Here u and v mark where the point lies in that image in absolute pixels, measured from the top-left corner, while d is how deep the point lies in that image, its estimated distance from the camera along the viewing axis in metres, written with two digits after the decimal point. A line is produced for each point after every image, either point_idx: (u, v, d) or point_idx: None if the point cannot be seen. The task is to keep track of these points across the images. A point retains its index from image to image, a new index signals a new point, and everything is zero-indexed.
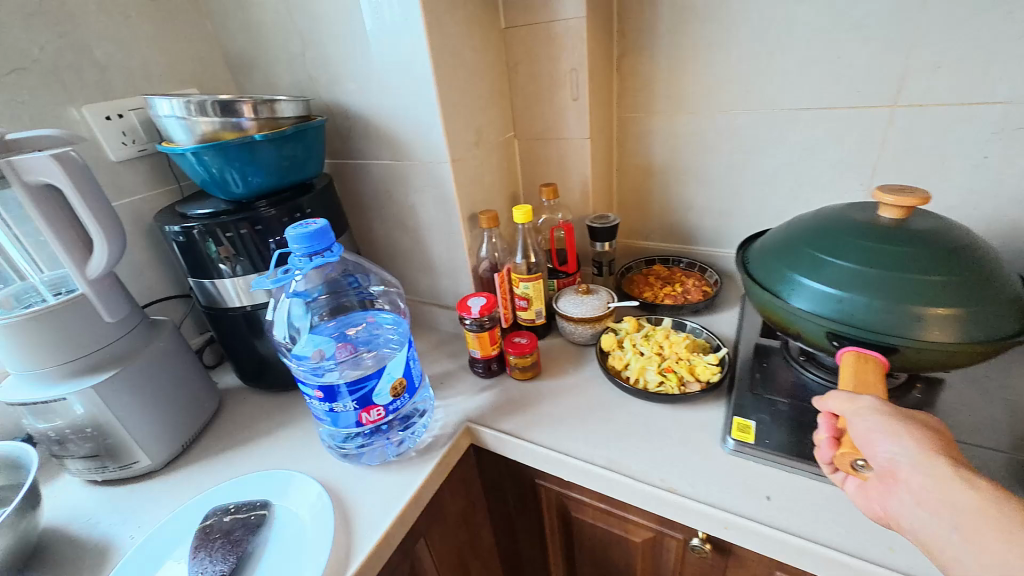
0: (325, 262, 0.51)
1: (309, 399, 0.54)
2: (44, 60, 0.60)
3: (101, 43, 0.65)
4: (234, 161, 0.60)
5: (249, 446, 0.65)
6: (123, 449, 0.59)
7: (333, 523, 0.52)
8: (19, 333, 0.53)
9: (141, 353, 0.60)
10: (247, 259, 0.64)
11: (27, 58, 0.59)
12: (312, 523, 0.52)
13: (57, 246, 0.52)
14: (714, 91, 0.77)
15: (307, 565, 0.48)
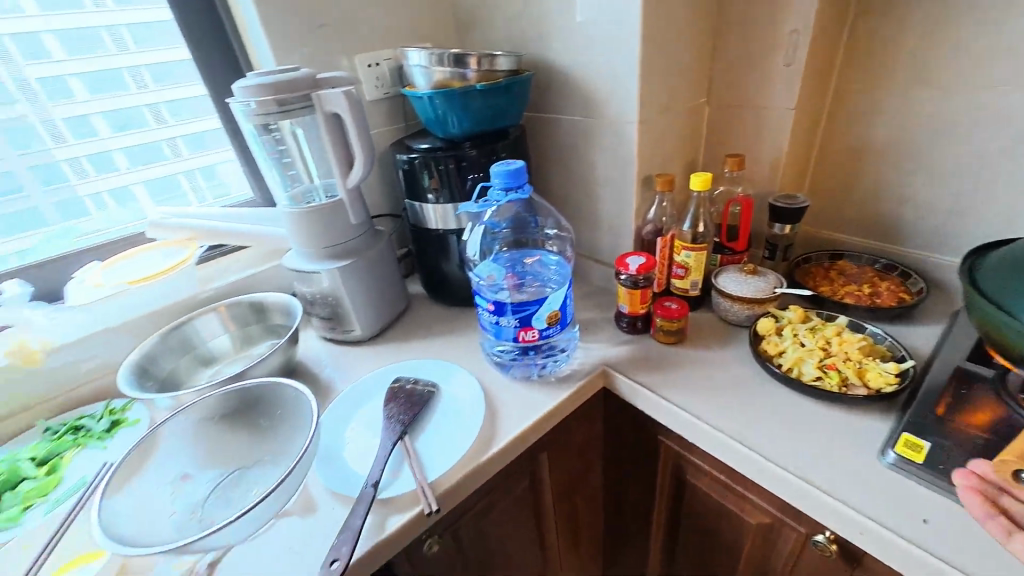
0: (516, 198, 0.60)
1: (481, 310, 0.65)
2: (338, 18, 0.79)
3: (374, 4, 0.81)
4: (455, 105, 0.72)
5: (426, 341, 0.81)
6: (346, 318, 0.79)
7: (483, 414, 0.63)
8: (302, 219, 0.74)
9: (369, 251, 0.79)
10: (451, 190, 0.77)
11: (329, 16, 0.78)
12: (467, 408, 0.64)
13: (334, 159, 0.70)
14: (980, 62, 0.64)
15: (462, 436, 0.60)
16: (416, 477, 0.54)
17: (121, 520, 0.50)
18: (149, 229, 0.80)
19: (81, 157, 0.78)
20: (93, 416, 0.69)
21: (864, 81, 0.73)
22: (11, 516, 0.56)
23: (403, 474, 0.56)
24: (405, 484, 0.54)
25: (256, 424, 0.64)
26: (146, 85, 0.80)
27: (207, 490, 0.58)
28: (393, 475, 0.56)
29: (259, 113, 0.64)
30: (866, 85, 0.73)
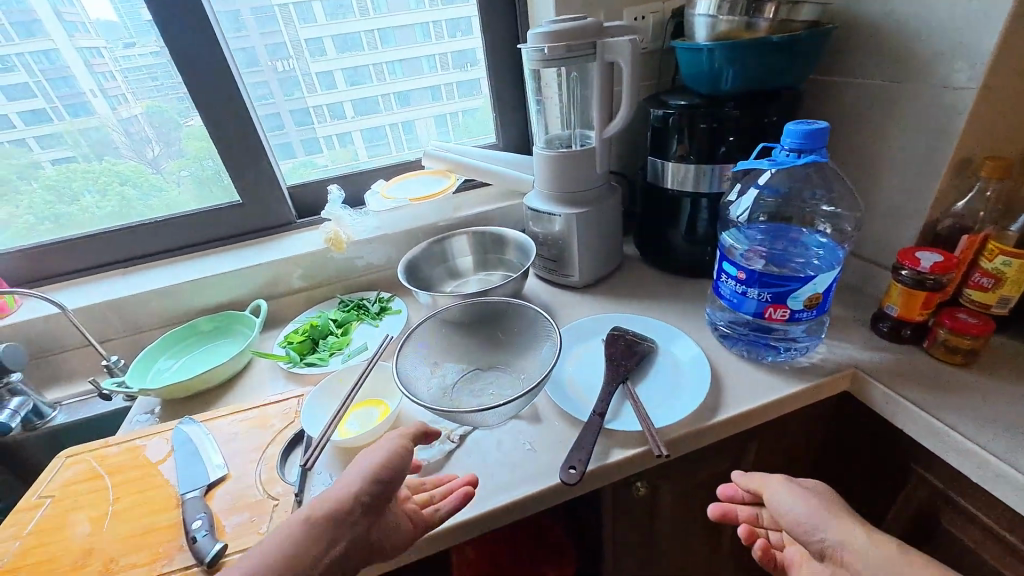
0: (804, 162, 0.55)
1: (726, 277, 0.63)
2: None
3: None
4: (737, 59, 0.66)
5: (640, 300, 0.82)
6: (569, 263, 0.84)
7: (708, 382, 0.61)
8: (553, 164, 0.79)
9: (605, 202, 0.81)
10: (704, 150, 0.75)
11: None
12: (692, 370, 0.63)
13: (597, 109, 0.73)
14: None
15: (684, 397, 0.60)
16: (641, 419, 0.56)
17: (407, 382, 0.62)
18: (426, 158, 0.95)
19: (385, 93, 0.96)
20: (369, 301, 0.88)
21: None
22: (323, 357, 0.76)
23: (627, 415, 0.58)
24: (632, 424, 0.57)
25: (495, 336, 0.73)
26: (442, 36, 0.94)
27: (454, 379, 0.69)
28: (618, 414, 0.59)
29: (545, 59, 0.67)
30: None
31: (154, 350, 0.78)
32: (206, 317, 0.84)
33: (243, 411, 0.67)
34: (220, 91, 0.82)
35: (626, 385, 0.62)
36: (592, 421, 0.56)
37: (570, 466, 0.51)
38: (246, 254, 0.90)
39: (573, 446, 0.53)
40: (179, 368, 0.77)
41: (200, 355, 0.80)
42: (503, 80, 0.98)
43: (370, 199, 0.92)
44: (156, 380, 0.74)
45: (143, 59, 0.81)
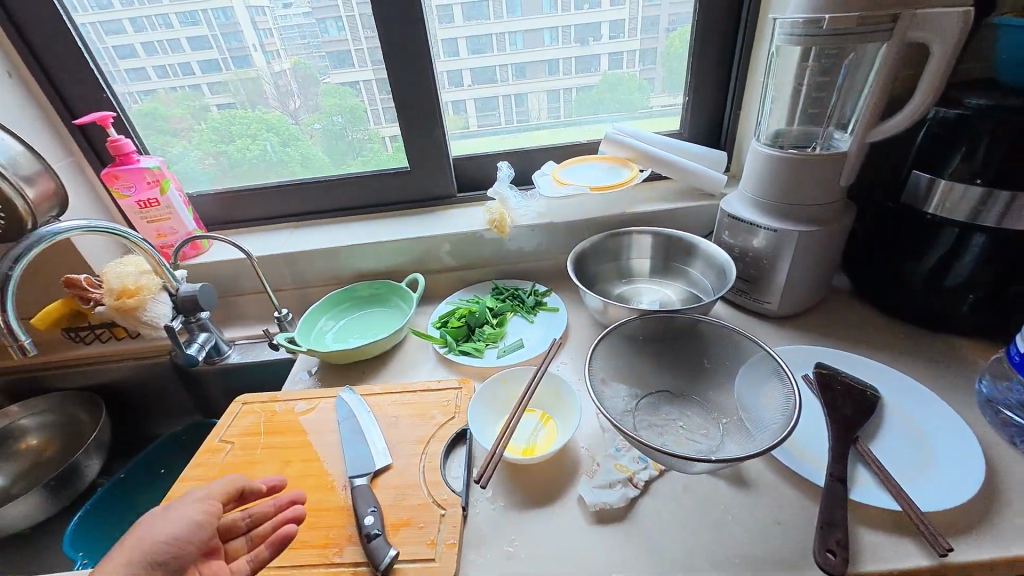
0: None
1: None
2: None
3: None
4: None
5: (860, 350, 0.66)
6: (770, 288, 0.71)
7: (978, 465, 0.47)
8: (781, 167, 0.64)
9: (836, 223, 0.65)
10: (1012, 172, 0.55)
11: None
12: (951, 451, 0.49)
13: (867, 104, 0.56)
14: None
15: (950, 481, 0.46)
16: (899, 495, 0.45)
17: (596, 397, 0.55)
18: (603, 143, 0.85)
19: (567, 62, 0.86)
20: (523, 291, 0.81)
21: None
22: (478, 348, 0.71)
23: (867, 485, 0.47)
24: (883, 500, 0.45)
25: (698, 363, 0.62)
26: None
27: (629, 402, 0.59)
28: (855, 482, 0.47)
29: (820, 33, 0.53)
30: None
31: (320, 307, 0.79)
32: (364, 283, 0.83)
33: (401, 392, 0.64)
34: (411, 52, 0.78)
35: (857, 445, 0.50)
36: (830, 487, 0.45)
37: (827, 549, 0.42)
38: (407, 224, 0.88)
39: (823, 520, 0.43)
40: (339, 332, 0.78)
41: (357, 322, 0.79)
42: (708, 56, 0.82)
43: (539, 180, 0.85)
44: (318, 341, 0.75)
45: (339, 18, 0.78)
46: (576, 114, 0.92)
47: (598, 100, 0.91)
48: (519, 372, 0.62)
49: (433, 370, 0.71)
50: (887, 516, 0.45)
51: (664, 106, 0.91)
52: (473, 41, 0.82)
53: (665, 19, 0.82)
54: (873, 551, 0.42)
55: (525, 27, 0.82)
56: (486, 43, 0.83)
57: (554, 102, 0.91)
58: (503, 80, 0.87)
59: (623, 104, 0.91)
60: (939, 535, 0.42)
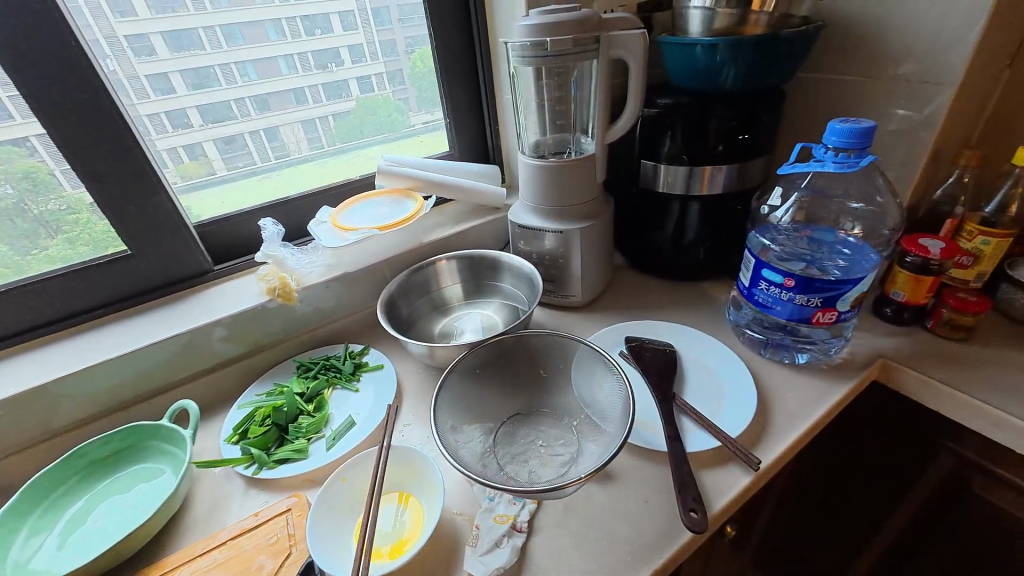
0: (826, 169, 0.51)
1: (768, 285, 0.59)
2: None
3: None
4: (740, 54, 0.62)
5: (650, 313, 0.77)
6: (569, 281, 0.77)
7: (751, 384, 0.60)
8: (549, 173, 0.69)
9: (604, 213, 0.74)
10: (694, 152, 0.70)
11: None
12: (731, 377, 0.61)
13: (597, 113, 0.65)
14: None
15: (738, 406, 0.57)
16: (716, 433, 0.52)
17: (452, 452, 0.51)
18: (379, 177, 0.79)
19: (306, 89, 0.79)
20: (336, 359, 0.70)
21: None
22: (299, 449, 0.57)
23: (693, 433, 0.54)
24: (707, 441, 0.53)
25: (536, 374, 0.63)
26: (394, 24, 0.81)
27: (484, 442, 0.56)
28: (687, 434, 0.54)
29: (546, 54, 0.60)
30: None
31: (14, 514, 0.50)
32: (95, 441, 0.57)
33: (203, 555, 0.47)
34: (76, 104, 0.58)
35: (674, 401, 0.57)
36: (671, 447, 0.51)
37: (690, 508, 0.45)
38: (156, 321, 0.67)
39: (678, 484, 0.47)
40: (57, 543, 0.49)
41: (120, 493, 0.54)
42: (455, 79, 0.85)
43: (316, 231, 0.74)
44: (21, 574, 0.46)
45: (173, 18, 0.66)
46: (340, 142, 0.86)
47: (356, 125, 0.86)
48: (360, 459, 0.52)
49: (241, 503, 0.54)
50: (708, 455, 0.52)
51: (253, 164, 0.79)
52: (190, 76, 0.69)
53: (401, 41, 0.83)
54: (714, 489, 0.49)
55: (256, 56, 0.73)
56: (209, 77, 0.71)
57: (311, 132, 0.82)
58: (206, 125, 0.73)
59: (218, 167, 0.76)
60: (750, 454, 0.50)
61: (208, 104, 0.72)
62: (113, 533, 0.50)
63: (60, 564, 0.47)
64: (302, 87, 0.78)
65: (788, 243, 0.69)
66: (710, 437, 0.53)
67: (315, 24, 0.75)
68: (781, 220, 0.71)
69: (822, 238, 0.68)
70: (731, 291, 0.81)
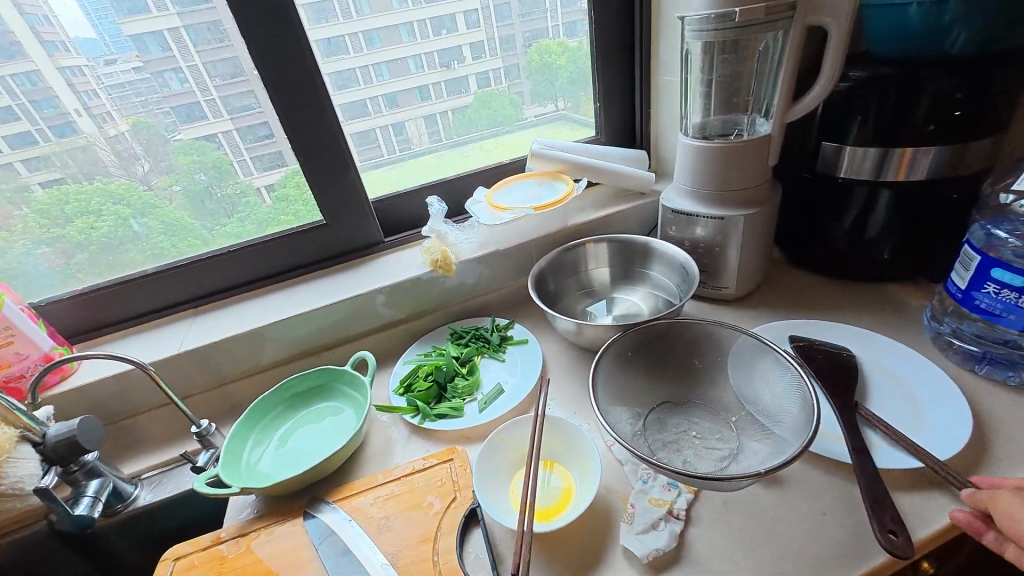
0: None
1: (1000, 288, 0.49)
2: None
3: None
4: (977, 12, 0.53)
5: (818, 313, 0.69)
6: (723, 272, 0.72)
7: (963, 404, 0.50)
8: (714, 155, 0.65)
9: (772, 201, 0.68)
10: (897, 131, 0.60)
11: None
12: (932, 392, 0.52)
13: (780, 88, 0.59)
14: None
15: (943, 427, 0.49)
16: (915, 454, 0.45)
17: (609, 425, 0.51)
18: (531, 160, 0.82)
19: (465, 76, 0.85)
20: (485, 330, 0.75)
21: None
22: (456, 407, 0.63)
23: (883, 449, 0.48)
24: (904, 460, 0.46)
25: (689, 364, 0.60)
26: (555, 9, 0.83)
27: (635, 424, 0.56)
28: (874, 449, 0.48)
29: (732, 25, 0.55)
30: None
31: (245, 426, 0.62)
32: (298, 376, 0.68)
33: (383, 485, 0.54)
34: (298, 96, 0.70)
35: (856, 410, 0.51)
36: (854, 459, 0.46)
37: (890, 530, 0.40)
38: (338, 283, 0.78)
39: (871, 501, 0.42)
40: (274, 454, 0.61)
41: (316, 422, 0.64)
42: (609, 61, 0.85)
43: (474, 209, 0.79)
44: (252, 474, 0.57)
45: (326, 27, 0.72)
46: (456, 135, 0.89)
47: (474, 119, 0.89)
48: (516, 423, 0.55)
49: (408, 447, 0.60)
50: (902, 475, 0.46)
51: (423, 145, 0.88)
52: (335, 77, 0.75)
53: (520, 37, 0.85)
54: (914, 514, 0.43)
55: (388, 59, 0.78)
56: (351, 78, 0.76)
57: (432, 127, 0.87)
58: (382, 112, 0.81)
59: (392, 151, 0.85)
60: (966, 482, 0.43)
61: (349, 103, 0.77)
62: (313, 454, 0.60)
63: (278, 471, 0.58)
64: (426, 85, 0.83)
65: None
66: (907, 456, 0.46)
67: (442, 25, 0.80)
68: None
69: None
70: (924, 296, 0.70)
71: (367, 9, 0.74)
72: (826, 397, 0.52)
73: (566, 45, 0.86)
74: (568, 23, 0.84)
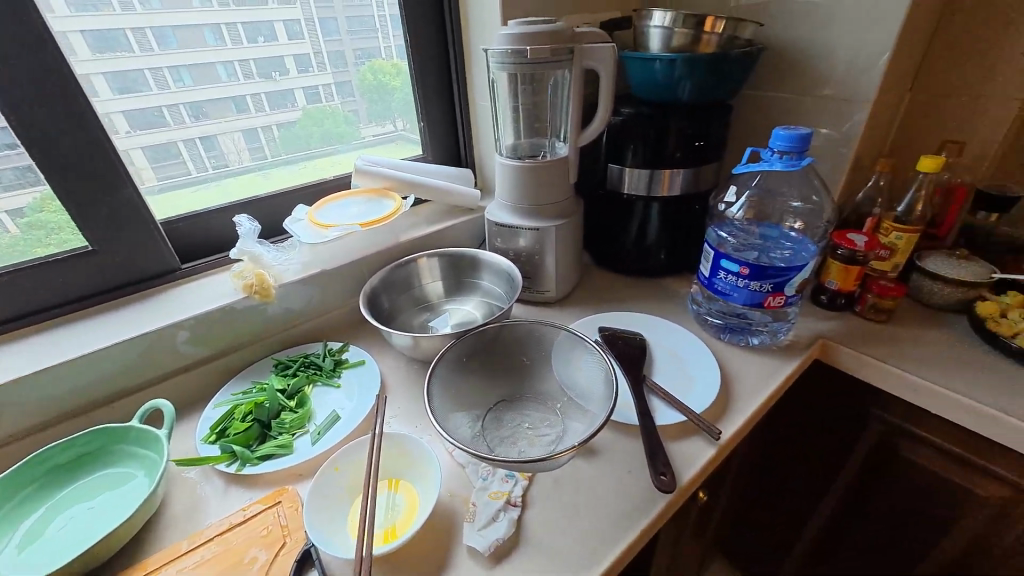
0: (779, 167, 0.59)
1: (724, 274, 0.66)
2: None
3: None
4: (694, 70, 0.70)
5: (620, 305, 0.83)
6: (544, 278, 0.80)
7: (713, 365, 0.66)
8: (524, 174, 0.74)
9: (576, 213, 0.79)
10: (655, 157, 0.76)
11: None
12: (694, 359, 0.67)
13: (570, 118, 0.70)
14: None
15: (702, 385, 0.63)
16: (683, 408, 0.57)
17: (445, 432, 0.52)
18: (355, 176, 0.80)
19: (292, 88, 0.79)
20: (316, 356, 0.69)
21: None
22: (283, 444, 0.56)
23: (662, 410, 0.59)
24: (673, 416, 0.57)
25: (518, 362, 0.65)
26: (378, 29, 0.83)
27: (473, 427, 0.58)
28: (654, 411, 0.59)
29: (524, 62, 0.64)
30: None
31: None
32: (55, 445, 0.53)
33: (188, 553, 0.46)
34: (39, 93, 0.56)
35: (646, 381, 0.62)
36: (644, 421, 0.55)
37: (660, 472, 0.50)
38: (117, 321, 0.63)
39: (650, 452, 0.52)
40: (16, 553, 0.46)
41: (86, 498, 0.51)
42: (429, 84, 0.88)
43: (294, 227, 0.75)
44: None
45: (97, 18, 0.61)
46: (284, 153, 0.82)
47: (303, 135, 0.83)
48: (352, 448, 0.52)
49: (223, 501, 0.52)
50: (679, 427, 0.57)
51: (249, 162, 0.79)
52: (114, 79, 0.64)
53: (350, 53, 0.83)
54: (689, 455, 0.54)
55: (188, 61, 0.69)
56: (137, 81, 0.66)
57: (253, 143, 0.79)
58: (180, 123, 0.71)
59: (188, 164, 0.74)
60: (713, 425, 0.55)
61: (132, 110, 0.66)
62: (83, 538, 0.47)
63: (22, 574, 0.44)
64: (243, 96, 0.75)
65: (740, 237, 0.78)
66: (680, 411, 0.58)
67: (257, 32, 0.73)
68: (734, 216, 0.81)
69: (768, 234, 0.78)
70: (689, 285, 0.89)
71: (157, 3, 0.65)
72: (625, 375, 0.63)
73: (400, 67, 0.88)
74: (398, 46, 0.85)
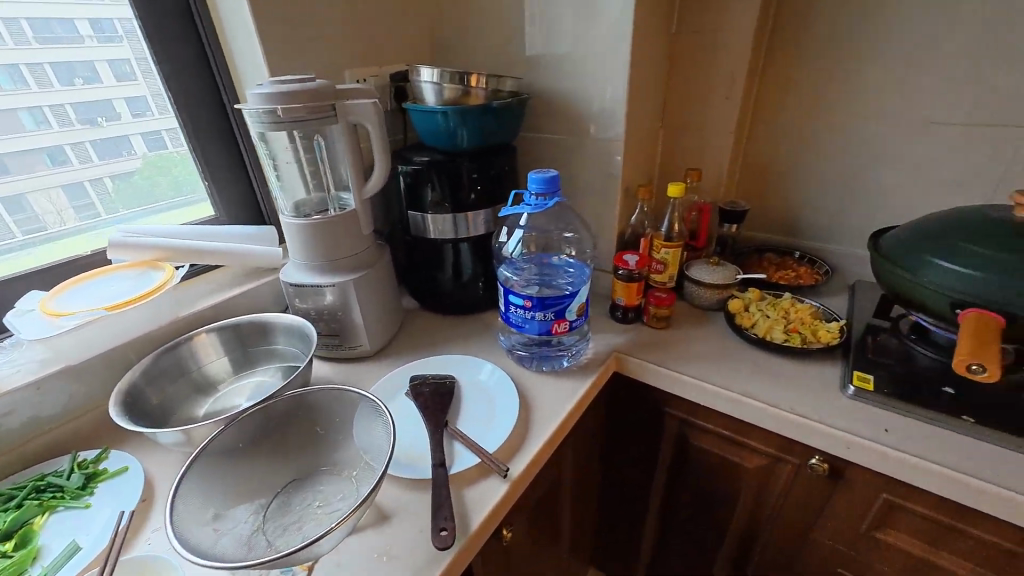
0: (541, 207, 0.65)
1: (513, 308, 0.69)
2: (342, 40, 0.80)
3: (371, 33, 0.85)
4: (466, 120, 0.74)
5: (440, 347, 0.83)
6: (354, 333, 0.77)
7: (516, 397, 0.68)
8: (310, 232, 0.71)
9: (378, 262, 0.78)
10: (447, 201, 0.79)
11: (333, 36, 0.79)
12: (499, 393, 0.69)
13: (348, 172, 0.70)
14: (870, 99, 0.85)
15: (502, 420, 0.64)
16: (477, 450, 0.58)
17: (199, 542, 0.46)
18: (109, 251, 0.69)
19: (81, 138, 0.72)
20: (57, 475, 0.57)
21: (783, 106, 0.93)
22: None
23: (460, 455, 0.59)
24: (468, 460, 0.58)
25: (312, 433, 0.61)
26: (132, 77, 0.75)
27: (252, 521, 0.52)
28: (452, 458, 0.58)
29: (281, 121, 0.62)
30: (793, 111, 0.93)
31: None
32: None
33: None
34: None
35: (447, 428, 0.62)
36: (435, 473, 0.55)
37: (441, 528, 0.49)
38: None
39: (435, 506, 0.51)
40: None
41: None
42: (207, 140, 0.81)
43: (16, 322, 0.61)
44: None
45: None
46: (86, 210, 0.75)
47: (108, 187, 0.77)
48: None
49: None
50: (476, 470, 0.57)
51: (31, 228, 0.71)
52: None
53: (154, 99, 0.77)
54: (482, 498, 0.54)
55: None
56: None
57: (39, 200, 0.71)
58: None
59: None
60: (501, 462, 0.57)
61: None
62: None
63: None
64: (58, 146, 0.71)
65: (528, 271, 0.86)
66: (475, 453, 0.58)
67: (73, 72, 0.70)
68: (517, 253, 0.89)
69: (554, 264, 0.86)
70: None
71: None
72: (427, 425, 0.62)
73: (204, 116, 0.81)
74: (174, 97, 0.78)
